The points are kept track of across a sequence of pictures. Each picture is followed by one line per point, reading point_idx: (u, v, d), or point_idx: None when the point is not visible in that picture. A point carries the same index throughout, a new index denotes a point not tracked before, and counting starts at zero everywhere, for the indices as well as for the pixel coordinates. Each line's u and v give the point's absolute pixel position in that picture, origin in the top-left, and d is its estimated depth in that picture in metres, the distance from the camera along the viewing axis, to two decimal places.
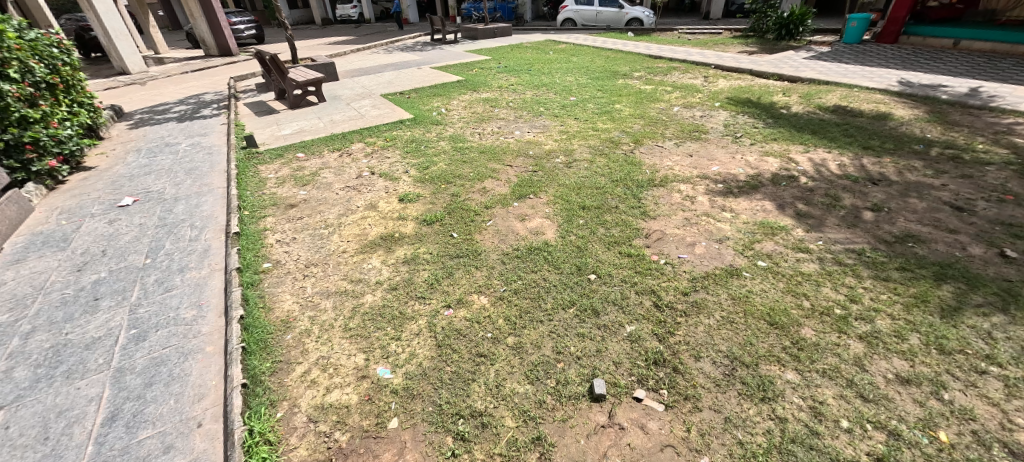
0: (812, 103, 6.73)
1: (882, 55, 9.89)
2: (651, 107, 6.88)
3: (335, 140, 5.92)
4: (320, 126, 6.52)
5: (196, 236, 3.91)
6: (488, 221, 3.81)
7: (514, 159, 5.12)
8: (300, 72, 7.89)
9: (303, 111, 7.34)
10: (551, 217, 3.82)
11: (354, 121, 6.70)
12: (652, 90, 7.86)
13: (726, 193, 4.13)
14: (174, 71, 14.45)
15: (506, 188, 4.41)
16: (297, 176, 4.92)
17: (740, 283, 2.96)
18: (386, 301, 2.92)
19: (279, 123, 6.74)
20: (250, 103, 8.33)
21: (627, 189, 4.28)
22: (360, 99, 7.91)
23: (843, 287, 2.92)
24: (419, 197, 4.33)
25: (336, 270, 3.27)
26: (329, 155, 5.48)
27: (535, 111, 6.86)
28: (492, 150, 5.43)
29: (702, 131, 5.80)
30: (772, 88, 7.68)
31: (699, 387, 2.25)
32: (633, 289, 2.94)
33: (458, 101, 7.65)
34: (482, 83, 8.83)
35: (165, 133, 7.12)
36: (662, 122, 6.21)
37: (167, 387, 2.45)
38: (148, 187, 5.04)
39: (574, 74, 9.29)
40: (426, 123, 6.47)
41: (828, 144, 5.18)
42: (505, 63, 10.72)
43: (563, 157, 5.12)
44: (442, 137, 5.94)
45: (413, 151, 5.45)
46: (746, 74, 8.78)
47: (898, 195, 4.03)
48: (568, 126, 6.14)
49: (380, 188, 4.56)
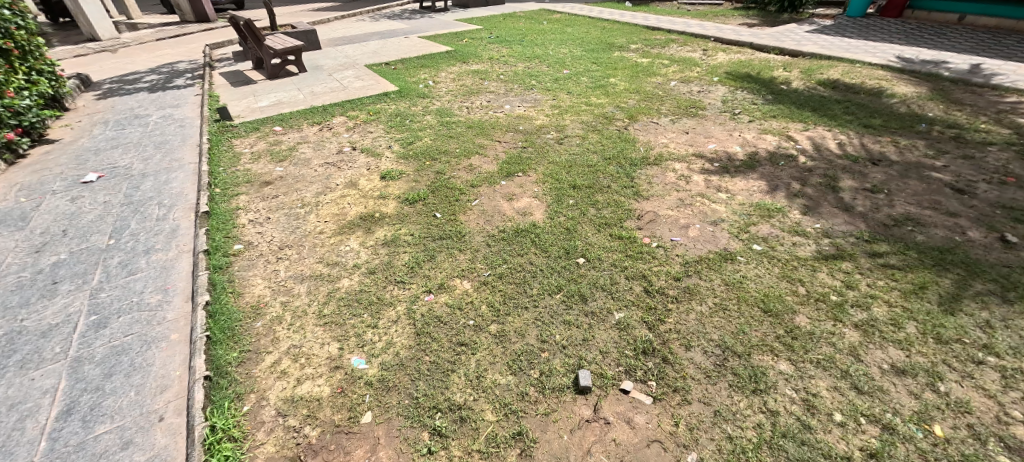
0: (813, 78, 6.51)
1: (886, 30, 9.60)
2: (647, 81, 6.62)
3: (315, 112, 5.62)
4: (300, 98, 6.19)
5: (164, 216, 3.70)
6: (474, 201, 3.63)
7: (502, 135, 4.91)
8: (277, 40, 7.49)
9: (282, 82, 6.96)
10: (540, 196, 3.65)
11: (336, 93, 6.37)
12: (649, 64, 7.55)
13: (722, 173, 3.98)
14: (147, 38, 13.71)
15: (493, 165, 4.20)
16: (274, 152, 4.67)
17: (733, 268, 2.84)
18: (364, 286, 2.77)
19: (257, 94, 6.39)
20: (226, 72, 7.89)
21: (620, 167, 4.10)
22: (343, 70, 7.52)
23: (839, 272, 2.82)
24: (402, 174, 4.12)
25: (311, 253, 3.10)
26: (309, 130, 5.20)
27: (526, 85, 6.57)
28: (481, 125, 5.18)
29: (699, 107, 5.59)
30: (772, 63, 7.42)
31: (689, 379, 2.15)
32: (623, 274, 2.81)
33: (446, 73, 7.30)
34: (472, 54, 8.44)
35: (135, 104, 6.74)
36: (658, 97, 5.97)
37: (128, 379, 2.31)
38: (114, 162, 4.76)
39: (568, 46, 8.91)
40: (412, 96, 6.16)
41: (828, 122, 5.01)
42: (497, 33, 10.25)
43: (554, 133, 4.89)
44: (429, 111, 5.66)
45: (397, 126, 5.18)
46: (746, 48, 8.48)
47: (899, 175, 3.91)
48: (560, 101, 5.88)
49: (362, 165, 4.33)
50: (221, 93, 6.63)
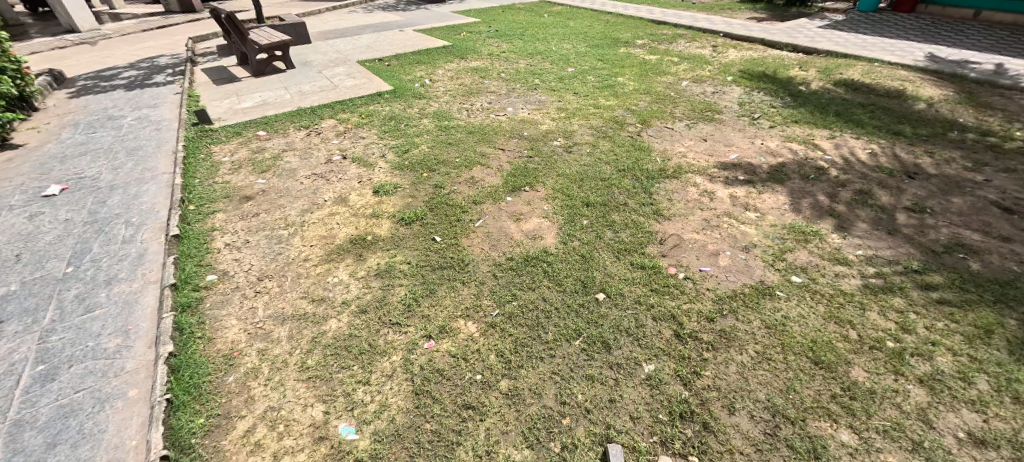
0: (832, 79, 6.17)
1: (899, 26, 9.25)
2: (656, 81, 6.25)
3: (303, 115, 5.21)
4: (287, 98, 5.77)
5: (130, 238, 3.32)
6: (477, 221, 3.28)
7: (506, 141, 4.54)
8: (262, 34, 7.05)
9: (268, 80, 6.52)
10: (550, 216, 3.30)
11: (326, 92, 5.96)
12: (657, 61, 7.17)
13: (748, 187, 3.63)
14: (129, 29, 13.11)
15: (498, 177, 3.84)
16: (256, 161, 4.28)
17: (773, 306, 2.51)
18: (353, 330, 2.41)
19: (240, 94, 5.96)
20: (208, 69, 7.42)
21: (635, 181, 3.76)
22: (335, 66, 7.08)
23: (892, 311, 2.49)
24: (397, 188, 3.75)
25: (294, 286, 2.74)
26: (295, 135, 4.80)
27: (529, 84, 6.17)
28: (482, 130, 4.80)
29: (714, 110, 5.23)
30: (786, 61, 7.06)
31: (737, 453, 1.81)
32: (649, 314, 2.47)
33: (443, 70, 6.88)
34: (470, 49, 8.01)
35: (109, 104, 6.28)
36: (671, 98, 5.61)
37: (73, 451, 1.93)
38: (81, 172, 4.35)
39: (571, 41, 8.49)
40: (407, 97, 5.75)
41: (855, 128, 4.68)
42: (497, 26, 9.82)
43: (561, 140, 4.52)
44: (426, 113, 5.27)
45: (392, 131, 4.79)
46: (757, 45, 8.11)
47: (939, 191, 3.58)
48: (567, 103, 5.49)
49: (353, 177, 3.96)
50: (203, 92, 6.19)
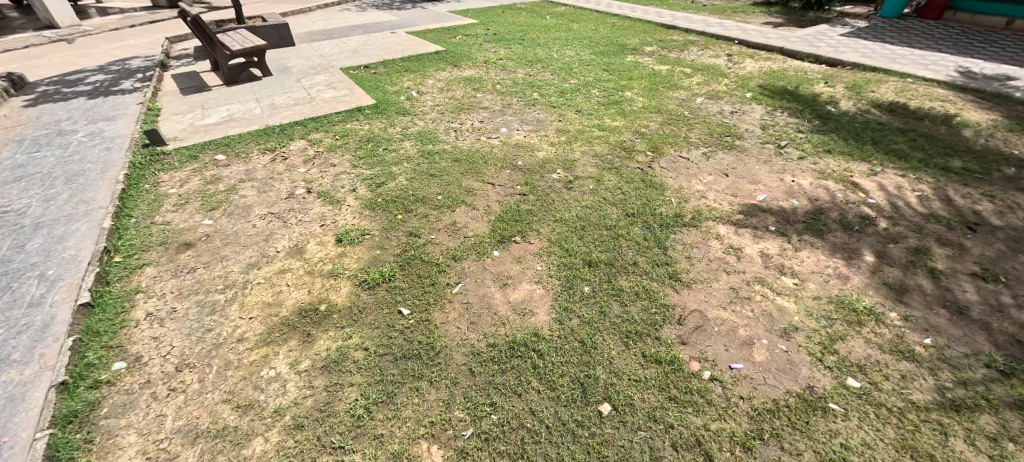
0: (862, 97, 5.57)
1: (928, 34, 8.60)
2: (668, 97, 5.65)
3: (270, 134, 4.63)
4: (256, 113, 5.19)
5: (38, 299, 2.75)
6: (455, 285, 2.71)
7: (497, 172, 3.96)
8: (236, 38, 6.50)
9: (240, 89, 5.94)
10: (543, 280, 2.73)
11: (301, 106, 5.36)
12: (668, 73, 6.56)
13: (781, 240, 3.04)
14: (110, 25, 12.50)
15: (484, 222, 3.28)
16: (207, 194, 3.71)
17: (830, 428, 1.93)
18: (281, 458, 1.84)
19: (206, 107, 5.38)
20: (179, 74, 6.83)
21: (646, 230, 3.18)
22: (316, 74, 6.49)
23: (984, 438, 1.90)
24: (365, 235, 3.18)
25: (218, 383, 2.17)
26: (257, 160, 4.22)
27: (527, 99, 5.57)
28: (470, 156, 4.21)
29: (734, 135, 4.64)
30: (809, 75, 6.44)
31: None
32: (669, 439, 1.89)
33: (433, 80, 6.27)
34: (465, 55, 7.39)
35: (64, 115, 5.70)
36: (684, 119, 5.02)
37: None
38: (7, 204, 3.77)
39: (574, 47, 7.87)
40: (390, 113, 5.16)
41: (896, 162, 4.09)
42: (495, 29, 9.19)
43: (560, 172, 3.93)
44: (409, 133, 4.68)
45: (367, 157, 4.21)
46: (776, 55, 7.50)
47: (1009, 250, 2.99)
48: (568, 123, 4.88)
49: (316, 218, 3.39)
50: (166, 104, 5.60)
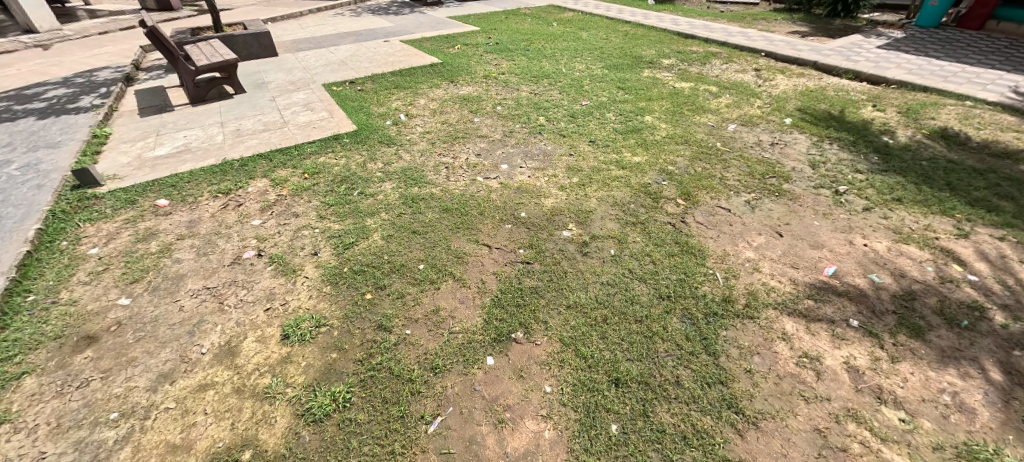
0: (920, 126, 4.81)
1: (975, 47, 7.79)
2: (695, 123, 4.91)
3: (227, 171, 3.91)
4: (217, 141, 4.46)
5: None
6: (432, 420, 1.96)
7: (495, 227, 3.22)
8: (204, 51, 5.80)
9: (205, 110, 5.22)
10: (553, 413, 1.98)
11: (270, 132, 4.64)
12: (691, 92, 5.80)
13: (869, 346, 2.28)
14: (93, 30, 11.84)
15: (476, 306, 2.53)
16: (134, 257, 2.99)
17: None
18: None
19: (161, 134, 4.66)
20: (143, 90, 6.13)
21: (688, 323, 2.42)
22: (295, 92, 5.77)
23: None
24: (320, 326, 2.44)
25: None
26: (206, 206, 3.50)
27: (531, 124, 4.81)
28: (463, 204, 3.46)
29: (780, 176, 3.87)
30: (852, 97, 5.68)
31: None
32: None
33: (425, 100, 5.54)
34: (463, 69, 6.64)
35: (4, 140, 4.99)
36: (717, 154, 4.26)
37: None
38: None
39: (584, 60, 7.12)
40: (372, 142, 4.42)
41: (988, 217, 3.30)
42: (498, 37, 8.47)
43: (573, 228, 3.18)
44: (392, 170, 3.93)
45: (338, 203, 3.47)
46: (810, 70, 6.73)
47: None
48: (581, 157, 4.14)
49: (262, 296, 2.65)
50: (119, 128, 4.89)
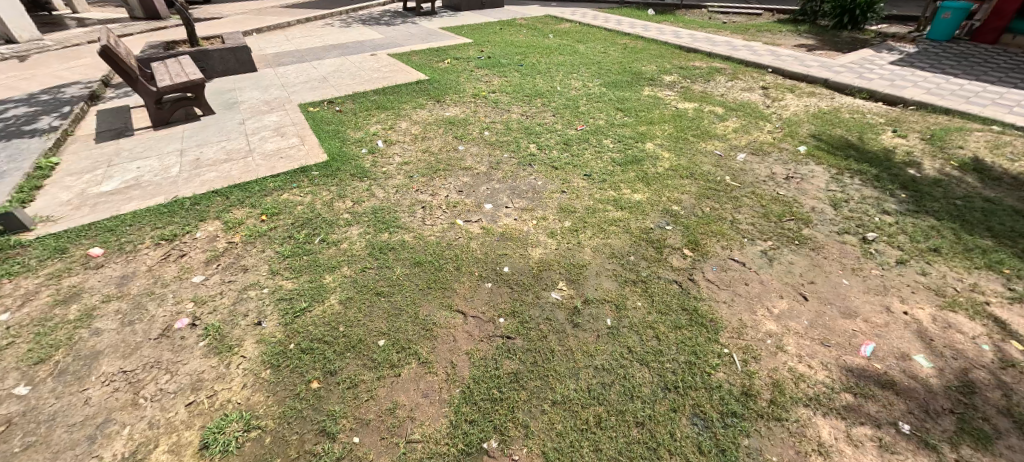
0: (948, 156, 4.39)
1: (993, 63, 7.39)
2: (701, 151, 4.48)
3: (176, 212, 3.47)
4: (172, 174, 4.03)
5: None
6: None
7: (474, 286, 2.76)
8: (171, 69, 5.39)
9: (167, 136, 4.79)
10: None
11: (232, 162, 4.20)
12: (695, 114, 5.38)
13: None
14: (75, 41, 11.44)
15: (443, 402, 2.08)
16: (46, 327, 2.54)
17: None
18: None
19: (112, 165, 4.22)
20: (107, 111, 5.70)
21: (702, 428, 1.96)
22: (268, 114, 5.34)
23: None
24: (248, 430, 1.98)
25: None
26: (145, 257, 3.06)
27: (521, 153, 4.37)
28: (438, 256, 3.01)
29: (799, 219, 3.43)
30: (869, 120, 5.26)
31: None
32: None
33: (408, 123, 5.11)
34: (451, 87, 6.23)
35: None
36: (727, 189, 3.82)
37: None
38: None
39: (580, 76, 6.71)
40: (343, 175, 3.98)
41: None
42: (492, 50, 8.07)
43: (563, 289, 2.74)
44: (362, 211, 3.50)
45: (295, 254, 3.03)
46: (821, 89, 6.32)
47: None
48: (574, 194, 3.71)
49: (187, 385, 2.20)
50: (70, 157, 4.45)
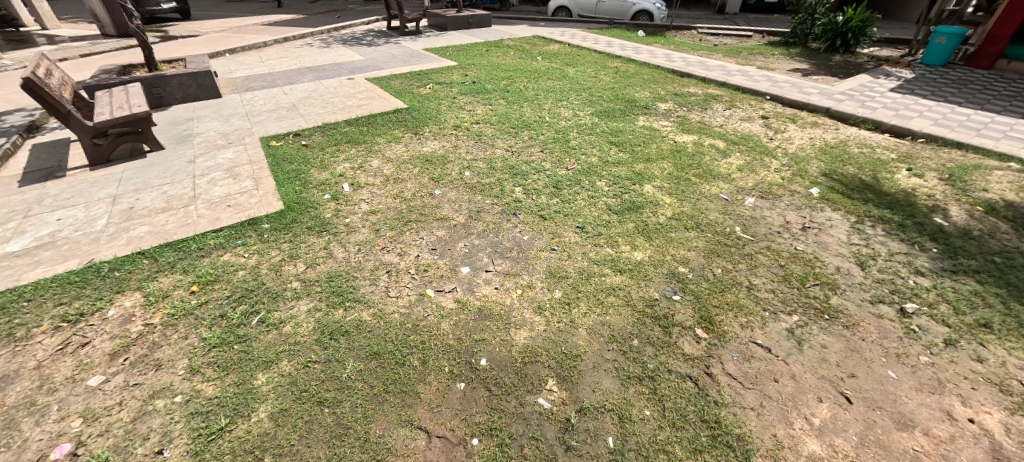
0: (972, 199, 4.00)
1: (995, 90, 7.16)
2: (705, 194, 4.04)
3: (89, 281, 2.89)
4: (97, 228, 3.45)
5: None
6: None
7: (443, 389, 2.22)
8: (115, 100, 4.83)
9: (102, 178, 4.21)
10: None
11: (171, 212, 3.64)
12: (695, 149, 4.96)
13: None
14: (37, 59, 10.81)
15: None
16: None
17: None
18: None
19: (28, 216, 3.62)
20: (43, 146, 5.09)
21: None
22: (223, 149, 4.79)
23: None
24: None
25: None
26: (37, 346, 2.47)
27: (505, 199, 3.88)
28: (401, 343, 2.47)
29: (825, 284, 2.96)
30: (879, 155, 4.90)
31: None
32: None
33: (380, 160, 4.60)
34: (431, 117, 5.75)
35: None
36: (738, 244, 3.36)
37: None
38: None
39: (570, 104, 6.30)
40: (298, 229, 3.44)
41: None
42: (477, 74, 7.65)
43: (553, 392, 2.21)
44: (314, 278, 2.95)
45: (225, 343, 2.46)
46: (824, 118, 5.98)
47: None
48: (566, 252, 3.22)
49: None
50: None
